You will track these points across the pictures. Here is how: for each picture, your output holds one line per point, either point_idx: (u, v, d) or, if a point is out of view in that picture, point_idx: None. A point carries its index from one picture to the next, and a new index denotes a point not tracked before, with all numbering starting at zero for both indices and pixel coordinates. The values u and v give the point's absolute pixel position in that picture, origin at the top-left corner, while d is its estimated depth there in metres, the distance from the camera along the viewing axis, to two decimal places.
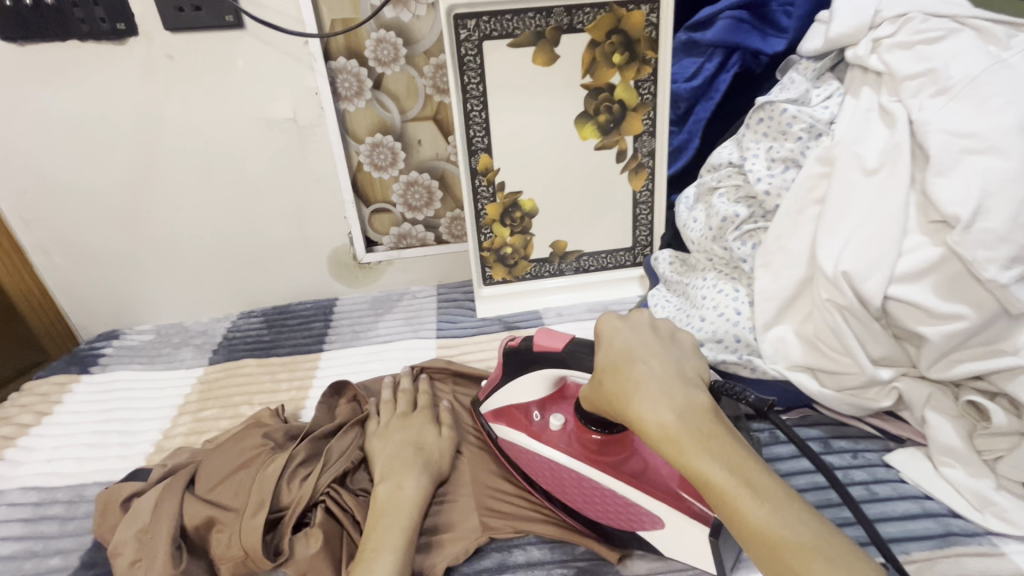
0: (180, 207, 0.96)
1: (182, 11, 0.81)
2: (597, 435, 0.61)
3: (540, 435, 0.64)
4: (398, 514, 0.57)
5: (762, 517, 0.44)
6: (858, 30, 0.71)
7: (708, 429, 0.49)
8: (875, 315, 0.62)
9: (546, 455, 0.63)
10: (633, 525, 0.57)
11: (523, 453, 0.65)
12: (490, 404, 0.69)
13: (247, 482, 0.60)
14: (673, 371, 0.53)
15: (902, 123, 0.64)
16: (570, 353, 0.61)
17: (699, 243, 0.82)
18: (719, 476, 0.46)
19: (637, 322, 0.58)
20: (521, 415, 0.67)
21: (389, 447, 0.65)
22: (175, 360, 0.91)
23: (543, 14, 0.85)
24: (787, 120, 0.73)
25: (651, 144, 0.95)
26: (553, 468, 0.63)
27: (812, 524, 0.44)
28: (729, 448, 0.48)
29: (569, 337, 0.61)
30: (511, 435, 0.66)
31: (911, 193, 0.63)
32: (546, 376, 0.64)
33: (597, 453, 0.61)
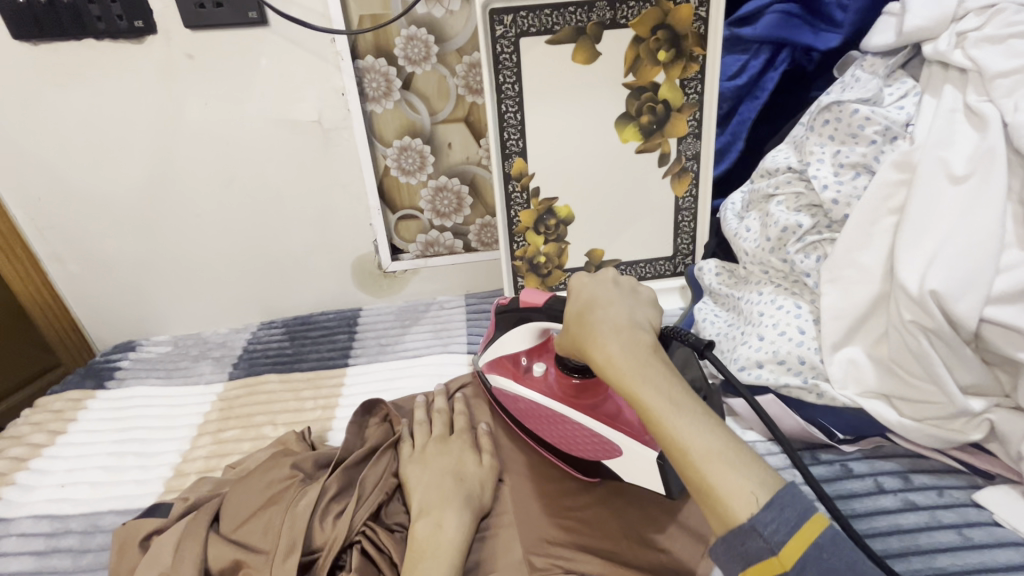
0: (198, 213, 0.91)
1: (204, 7, 0.76)
2: (576, 380, 0.62)
3: (524, 380, 0.66)
4: (440, 558, 0.52)
5: (681, 430, 0.44)
6: (938, 23, 0.65)
7: (647, 357, 0.49)
8: (966, 340, 0.56)
9: (528, 399, 0.65)
10: (601, 457, 0.60)
11: (508, 397, 0.68)
12: (484, 355, 0.71)
13: (276, 520, 0.55)
14: (627, 313, 0.53)
15: (995, 126, 0.58)
16: (550, 308, 0.61)
17: (753, 254, 0.76)
18: (648, 395, 0.46)
19: (603, 275, 0.58)
20: (510, 363, 0.68)
21: (427, 476, 0.60)
22: (193, 374, 0.87)
23: (585, 9, 0.79)
24: (860, 122, 0.66)
25: (696, 147, 0.89)
26: (533, 410, 0.65)
27: (726, 438, 0.44)
28: (662, 372, 0.48)
29: (549, 293, 0.62)
30: (498, 380, 0.68)
31: (1007, 204, 0.56)
32: (530, 328, 0.64)
33: (575, 397, 0.62)
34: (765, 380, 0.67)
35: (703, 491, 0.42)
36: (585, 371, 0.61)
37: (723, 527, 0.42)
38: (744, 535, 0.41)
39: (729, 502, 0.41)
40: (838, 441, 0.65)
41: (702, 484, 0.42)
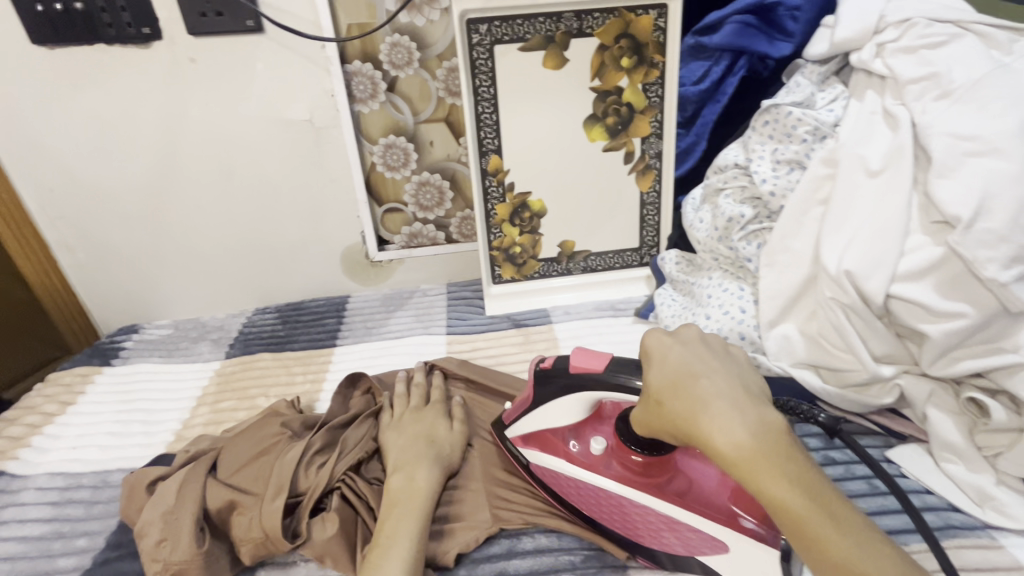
0: (199, 205, 0.98)
1: (205, 16, 0.84)
2: (639, 457, 0.58)
3: (581, 461, 0.61)
4: (410, 504, 0.59)
5: (845, 548, 0.42)
6: (862, 35, 0.73)
7: (786, 453, 0.46)
8: (878, 314, 0.64)
9: (590, 481, 0.60)
10: (694, 551, 0.56)
11: (563, 478, 0.63)
12: (517, 429, 0.66)
13: (268, 467, 0.64)
14: (737, 387, 0.50)
15: (905, 126, 0.66)
16: (613, 375, 0.56)
17: (705, 243, 0.83)
18: (801, 505, 0.44)
19: (686, 338, 0.54)
20: (557, 440, 0.63)
21: (402, 439, 0.67)
22: (193, 354, 0.94)
23: (554, 19, 0.87)
24: (793, 122, 0.74)
25: (659, 146, 0.97)
26: (596, 494, 0.61)
27: (890, 555, 0.42)
28: (807, 473, 0.45)
29: (610, 358, 0.57)
30: (545, 459, 0.63)
31: (913, 194, 0.64)
32: (582, 401, 0.59)
33: (647, 478, 0.58)
34: None
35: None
36: (653, 449, 0.57)
37: None
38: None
39: None
40: None
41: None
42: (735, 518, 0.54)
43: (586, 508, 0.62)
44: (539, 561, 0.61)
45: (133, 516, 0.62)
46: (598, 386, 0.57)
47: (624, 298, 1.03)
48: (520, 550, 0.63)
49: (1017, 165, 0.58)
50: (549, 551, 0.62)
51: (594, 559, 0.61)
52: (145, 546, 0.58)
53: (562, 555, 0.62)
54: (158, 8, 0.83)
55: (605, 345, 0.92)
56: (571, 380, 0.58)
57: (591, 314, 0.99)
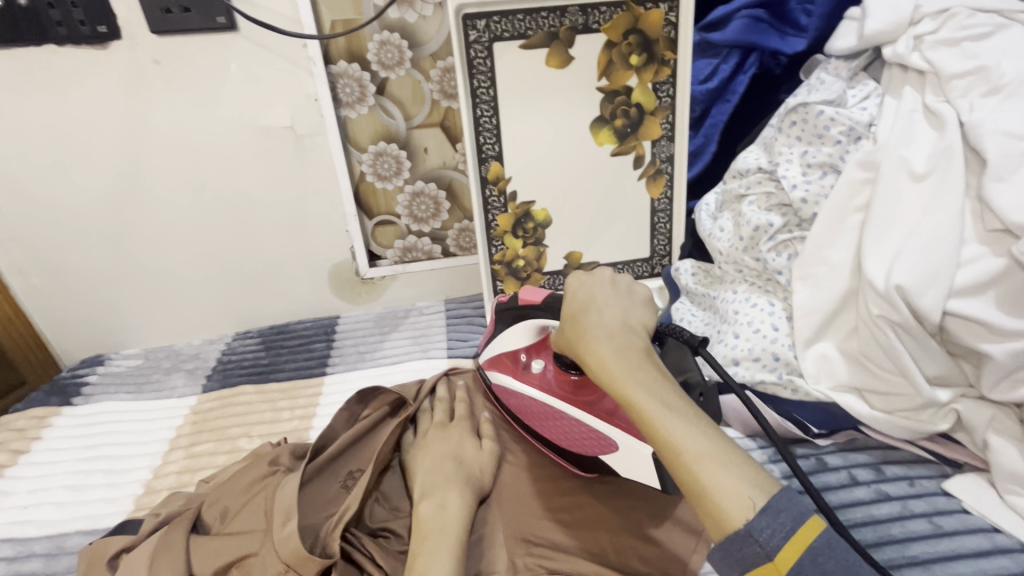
0: (169, 222, 0.89)
1: (170, 12, 0.75)
2: (575, 375, 0.64)
3: (523, 376, 0.67)
4: (446, 535, 0.53)
5: (675, 433, 0.46)
6: (897, 27, 0.67)
7: (637, 358, 0.50)
8: (931, 332, 0.58)
9: (528, 395, 0.66)
10: (598, 453, 0.60)
11: (509, 394, 0.68)
12: (486, 354, 0.72)
13: (259, 516, 0.54)
14: (618, 312, 0.55)
15: (952, 125, 0.60)
16: (547, 304, 0.62)
17: (728, 254, 0.77)
18: (640, 396, 0.48)
19: (600, 270, 0.59)
20: (509, 360, 0.69)
21: (429, 459, 0.62)
22: (165, 388, 0.84)
23: (557, 13, 0.80)
24: (824, 123, 0.68)
25: (669, 149, 0.90)
26: (529, 407, 0.66)
27: (713, 437, 0.46)
28: (653, 375, 0.49)
29: (548, 291, 0.63)
30: (497, 376, 0.69)
31: (966, 200, 0.58)
32: (529, 326, 0.66)
33: (571, 394, 0.64)
34: (741, 376, 0.69)
35: (695, 493, 0.44)
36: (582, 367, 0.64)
37: (718, 530, 0.43)
38: (739, 539, 0.42)
39: (723, 504, 0.43)
40: (813, 435, 0.66)
41: (696, 488, 0.44)
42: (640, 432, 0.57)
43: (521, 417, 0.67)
44: None
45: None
46: (534, 315, 0.64)
47: None
48: None
49: None
50: None
51: None
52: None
53: None
54: (116, 4, 0.74)
55: None
56: (518, 309, 0.64)
57: None
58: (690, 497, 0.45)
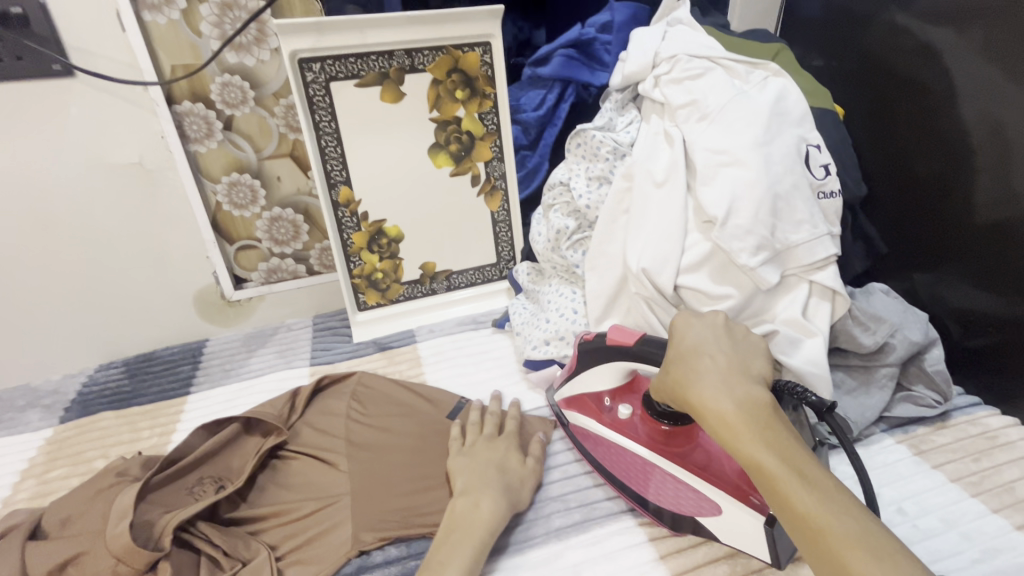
0: (16, 262, 0.90)
1: (0, 60, 0.79)
2: (666, 427, 0.64)
3: (610, 423, 0.68)
4: (473, 535, 0.58)
5: (811, 506, 0.45)
6: (644, 68, 0.86)
7: (764, 420, 0.51)
8: (673, 302, 0.75)
9: (609, 438, 0.67)
10: (693, 511, 0.60)
11: (592, 435, 0.70)
12: (565, 393, 0.73)
13: (97, 519, 0.59)
14: (736, 368, 0.56)
15: (678, 142, 0.79)
16: (642, 347, 0.63)
17: (544, 253, 0.92)
18: (768, 461, 0.48)
19: (709, 325, 0.62)
20: (593, 404, 0.70)
21: (473, 464, 0.67)
22: (19, 424, 0.85)
23: (385, 57, 0.92)
24: (596, 144, 0.85)
25: (502, 168, 1.05)
26: (620, 453, 0.67)
27: (862, 519, 0.43)
28: (784, 440, 0.49)
29: (641, 333, 0.64)
30: (581, 419, 0.71)
31: (688, 200, 0.76)
32: (620, 368, 0.67)
33: (661, 444, 0.63)
34: (550, 353, 0.83)
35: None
36: (674, 418, 0.63)
37: None
38: None
39: None
40: None
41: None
42: (745, 495, 0.57)
43: (602, 458, 0.69)
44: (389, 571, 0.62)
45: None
46: (623, 355, 0.65)
47: (488, 311, 1.09)
48: (370, 564, 0.62)
49: (753, 172, 0.72)
50: (400, 559, 0.63)
51: None
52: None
53: (412, 560, 0.63)
54: None
55: (467, 356, 0.94)
56: (606, 349, 0.66)
57: (454, 330, 1.01)
58: None
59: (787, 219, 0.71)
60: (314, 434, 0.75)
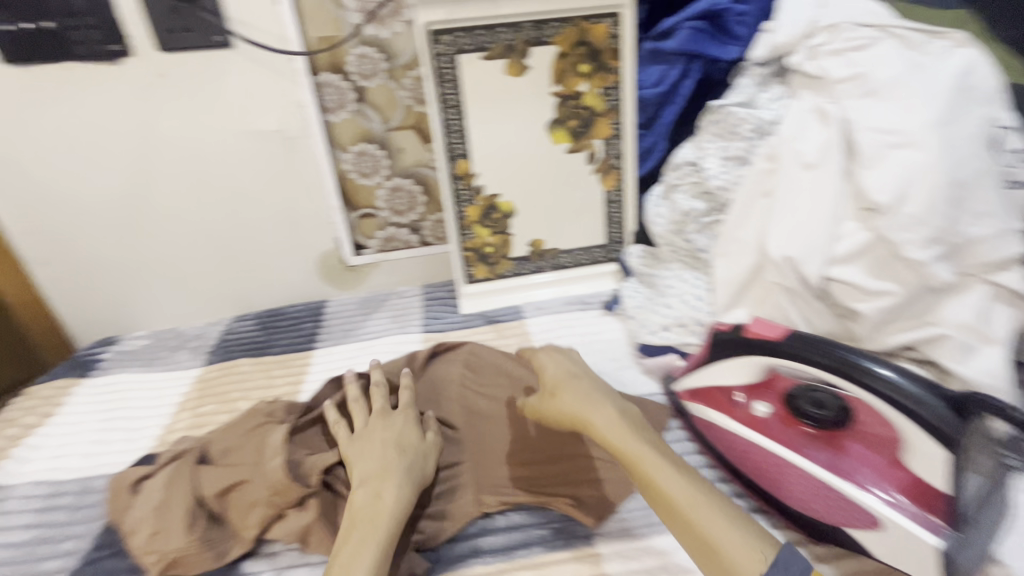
0: (174, 217, 1.00)
1: (174, 32, 0.86)
2: (809, 428, 0.60)
3: (743, 419, 0.64)
4: (378, 526, 0.55)
5: (687, 492, 0.54)
6: (796, 39, 0.78)
7: (637, 426, 0.62)
8: (817, 295, 0.69)
9: (744, 437, 0.63)
10: (847, 524, 0.55)
11: (718, 430, 0.66)
12: (686, 384, 0.71)
13: (251, 455, 0.66)
14: (606, 389, 0.68)
15: (836, 122, 0.71)
16: (789, 346, 0.59)
17: (664, 236, 0.89)
18: (650, 461, 0.57)
19: (569, 357, 0.74)
20: (722, 397, 0.67)
21: (368, 449, 0.63)
22: (173, 362, 0.95)
23: (513, 29, 0.91)
24: (736, 121, 0.80)
25: (619, 147, 1.01)
26: (753, 452, 0.62)
27: (719, 498, 0.54)
28: (654, 442, 0.60)
29: (787, 329, 0.60)
30: (707, 412, 0.68)
31: (845, 185, 0.70)
32: (757, 364, 0.62)
33: (804, 446, 0.60)
34: (669, 340, 0.81)
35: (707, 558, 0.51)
36: (823, 422, 0.59)
37: None
38: None
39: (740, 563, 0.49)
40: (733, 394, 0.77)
41: (712, 549, 0.50)
42: (914, 509, 0.52)
43: (731, 457, 0.65)
44: (513, 536, 0.63)
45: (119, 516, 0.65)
46: (766, 350, 0.61)
47: (593, 292, 1.07)
48: (494, 527, 0.64)
49: (929, 155, 0.64)
50: (523, 526, 0.64)
51: (563, 532, 0.63)
52: (136, 542, 0.62)
53: (534, 530, 0.64)
54: (127, 26, 0.85)
55: (577, 335, 0.93)
56: (744, 341, 0.62)
57: (561, 309, 1.00)
58: (706, 562, 0.51)
59: (967, 210, 0.63)
60: (432, 398, 0.77)
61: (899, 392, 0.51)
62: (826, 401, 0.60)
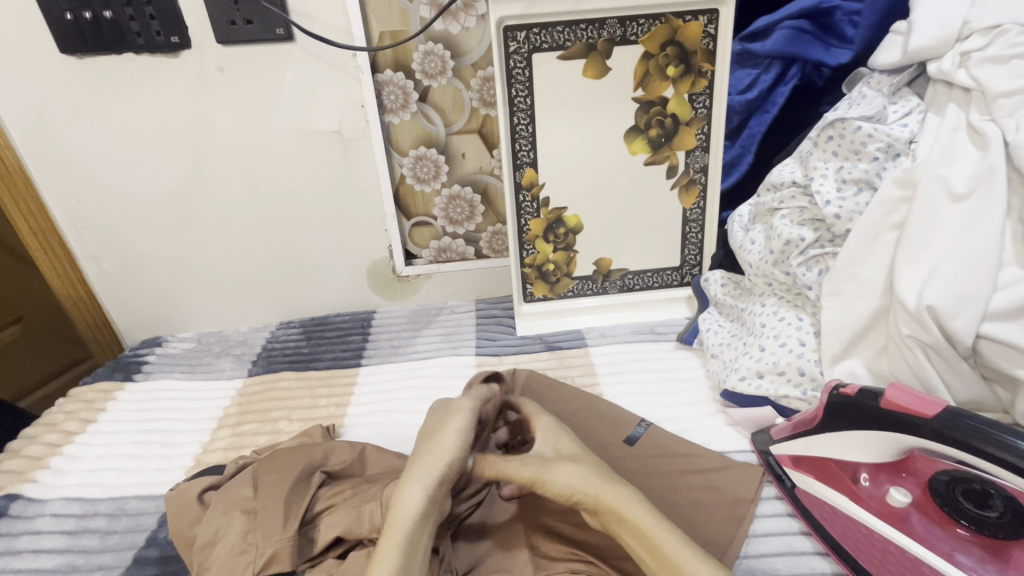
0: (224, 218, 0.96)
1: (235, 24, 0.81)
2: (964, 530, 0.50)
3: (873, 504, 0.53)
4: (393, 528, 0.51)
5: None
6: (943, 43, 0.66)
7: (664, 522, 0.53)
8: (964, 355, 0.57)
9: (875, 529, 0.52)
10: None
11: (832, 513, 0.55)
12: (790, 449, 0.60)
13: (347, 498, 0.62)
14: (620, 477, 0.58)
15: (996, 145, 0.59)
16: (942, 427, 0.47)
17: (758, 266, 0.77)
18: (633, 512, 0.52)
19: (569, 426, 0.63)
20: (842, 473, 0.56)
21: (427, 431, 0.61)
22: (215, 370, 0.91)
23: (596, 26, 0.82)
24: (862, 139, 0.68)
25: (704, 159, 0.90)
26: (881, 549, 0.51)
27: None
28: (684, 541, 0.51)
29: (938, 403, 0.48)
30: (820, 489, 0.56)
31: (1006, 222, 0.57)
32: (891, 442, 0.52)
33: (953, 550, 0.49)
34: (764, 390, 0.70)
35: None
36: (981, 524, 0.49)
37: None
38: None
39: None
40: None
41: None
42: None
43: (851, 548, 0.53)
44: None
45: (187, 530, 0.61)
46: (908, 426, 0.50)
47: (663, 320, 0.97)
48: None
49: None
50: None
51: None
52: (219, 557, 0.57)
53: None
54: (187, 17, 0.81)
55: (648, 372, 0.83)
56: (877, 411, 0.51)
57: (629, 338, 0.91)
58: None
59: None
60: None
61: None
62: (989, 498, 0.50)
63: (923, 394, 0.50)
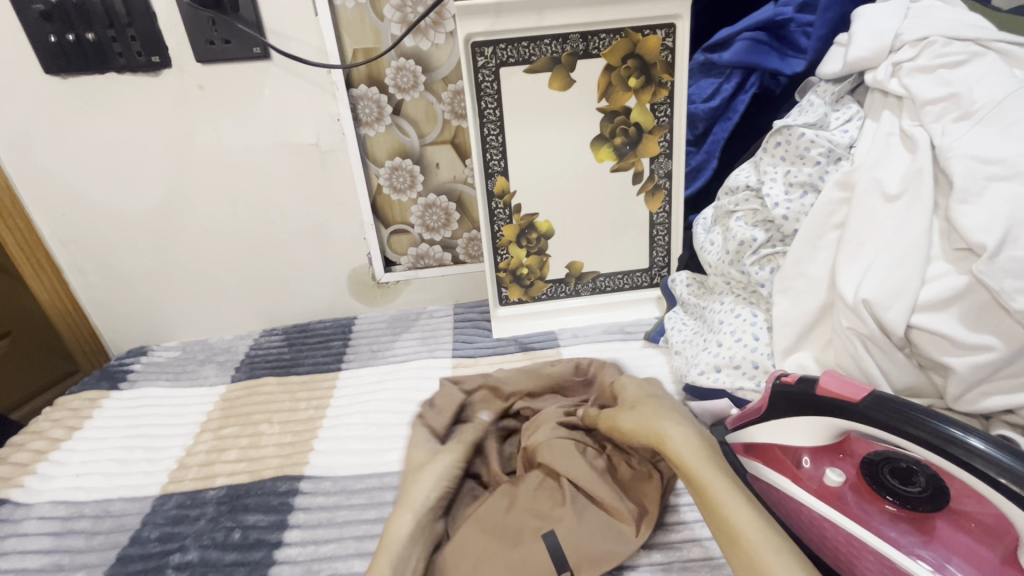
0: (207, 229, 0.99)
1: (213, 43, 0.85)
2: (891, 506, 0.54)
3: (811, 484, 0.57)
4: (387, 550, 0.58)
5: (737, 512, 0.54)
6: (878, 54, 0.70)
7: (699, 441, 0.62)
8: (898, 345, 0.61)
9: (814, 508, 0.55)
10: None
11: (777, 492, 0.59)
12: (741, 436, 0.64)
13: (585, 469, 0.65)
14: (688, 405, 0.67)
15: (924, 148, 0.63)
16: (871, 409, 0.51)
17: (717, 266, 0.81)
18: (678, 445, 0.61)
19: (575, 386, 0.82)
20: (785, 455, 0.60)
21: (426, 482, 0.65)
22: (198, 377, 0.93)
23: (560, 40, 0.86)
24: (805, 145, 0.72)
25: (668, 165, 0.94)
26: (817, 523, 0.56)
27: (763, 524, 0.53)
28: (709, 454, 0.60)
29: (866, 389, 0.52)
30: (766, 471, 0.61)
31: (934, 220, 0.61)
32: (826, 426, 0.55)
33: (882, 524, 0.53)
34: (721, 383, 0.73)
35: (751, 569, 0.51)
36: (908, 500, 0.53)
37: None
38: None
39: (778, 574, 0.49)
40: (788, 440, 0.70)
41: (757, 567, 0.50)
42: None
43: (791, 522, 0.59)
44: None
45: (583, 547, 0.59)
46: (841, 410, 0.53)
47: (634, 320, 1.01)
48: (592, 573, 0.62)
49: None
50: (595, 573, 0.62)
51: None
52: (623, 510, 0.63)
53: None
54: (167, 37, 0.84)
55: None
56: (814, 397, 0.55)
57: (600, 338, 0.95)
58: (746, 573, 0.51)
59: None
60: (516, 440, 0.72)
61: (993, 464, 0.44)
62: (913, 475, 0.54)
63: (854, 380, 0.54)
